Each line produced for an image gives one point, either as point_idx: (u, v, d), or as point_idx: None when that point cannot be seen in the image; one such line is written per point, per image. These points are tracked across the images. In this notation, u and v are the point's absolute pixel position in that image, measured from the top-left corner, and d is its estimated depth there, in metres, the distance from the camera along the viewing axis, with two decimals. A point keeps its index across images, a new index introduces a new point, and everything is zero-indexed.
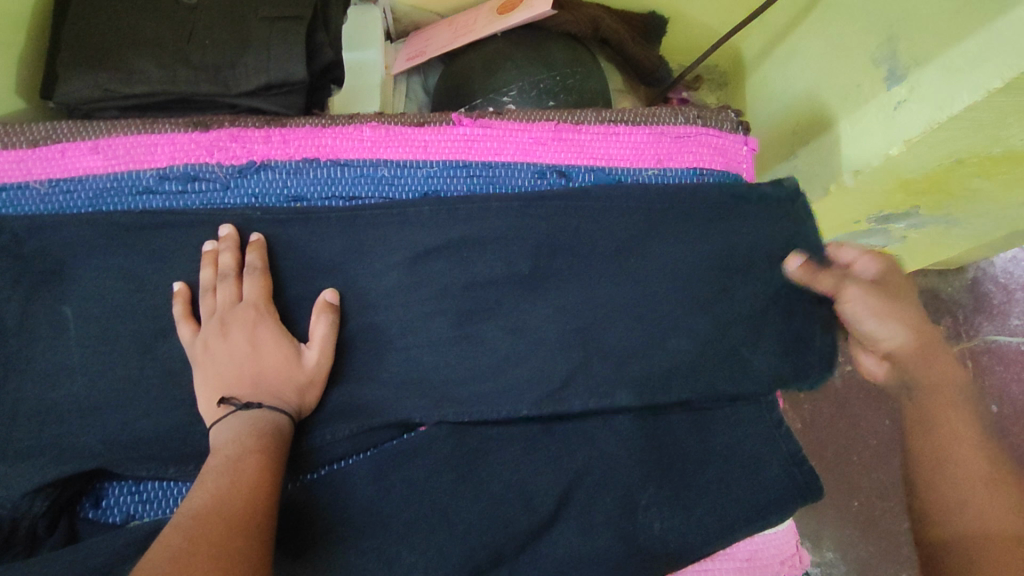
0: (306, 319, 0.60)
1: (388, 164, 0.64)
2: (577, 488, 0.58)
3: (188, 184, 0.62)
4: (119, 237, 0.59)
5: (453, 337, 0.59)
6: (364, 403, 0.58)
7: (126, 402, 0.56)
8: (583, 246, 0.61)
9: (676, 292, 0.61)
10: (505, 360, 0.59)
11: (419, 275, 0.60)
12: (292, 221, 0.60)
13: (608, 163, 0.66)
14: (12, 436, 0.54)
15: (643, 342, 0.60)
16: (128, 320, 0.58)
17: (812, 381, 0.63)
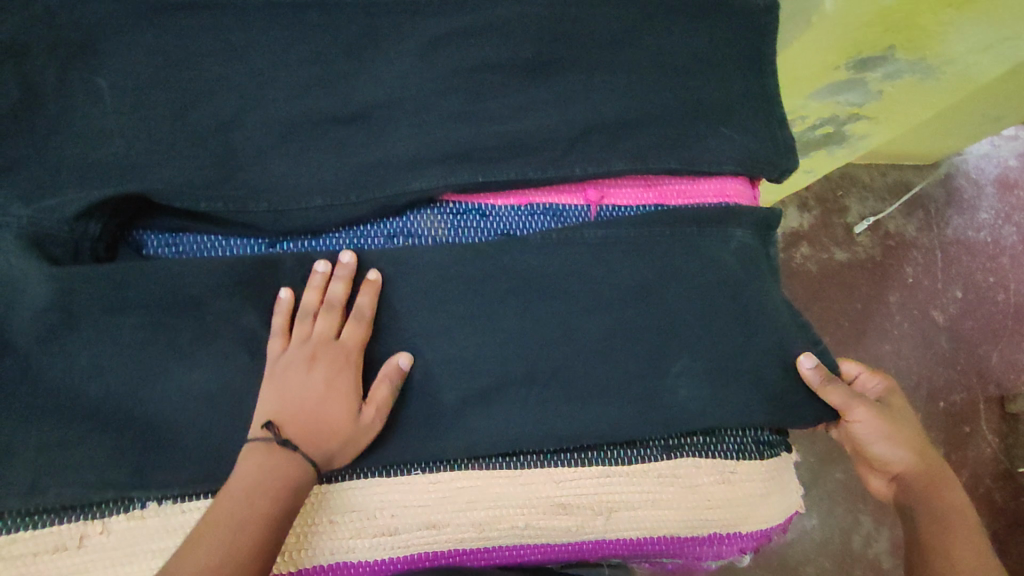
0: (324, 95, 0.64)
1: None
2: (575, 249, 0.64)
3: None
4: (149, 15, 0.63)
5: (463, 114, 0.65)
6: (381, 170, 0.62)
7: (164, 159, 0.60)
8: (582, 33, 0.68)
9: (666, 82, 0.68)
10: (506, 141, 0.64)
11: (430, 60, 0.65)
12: (309, 5, 0.65)
13: None
14: (56, 186, 0.58)
15: (636, 132, 0.66)
16: (162, 89, 0.62)
17: (781, 169, 0.70)
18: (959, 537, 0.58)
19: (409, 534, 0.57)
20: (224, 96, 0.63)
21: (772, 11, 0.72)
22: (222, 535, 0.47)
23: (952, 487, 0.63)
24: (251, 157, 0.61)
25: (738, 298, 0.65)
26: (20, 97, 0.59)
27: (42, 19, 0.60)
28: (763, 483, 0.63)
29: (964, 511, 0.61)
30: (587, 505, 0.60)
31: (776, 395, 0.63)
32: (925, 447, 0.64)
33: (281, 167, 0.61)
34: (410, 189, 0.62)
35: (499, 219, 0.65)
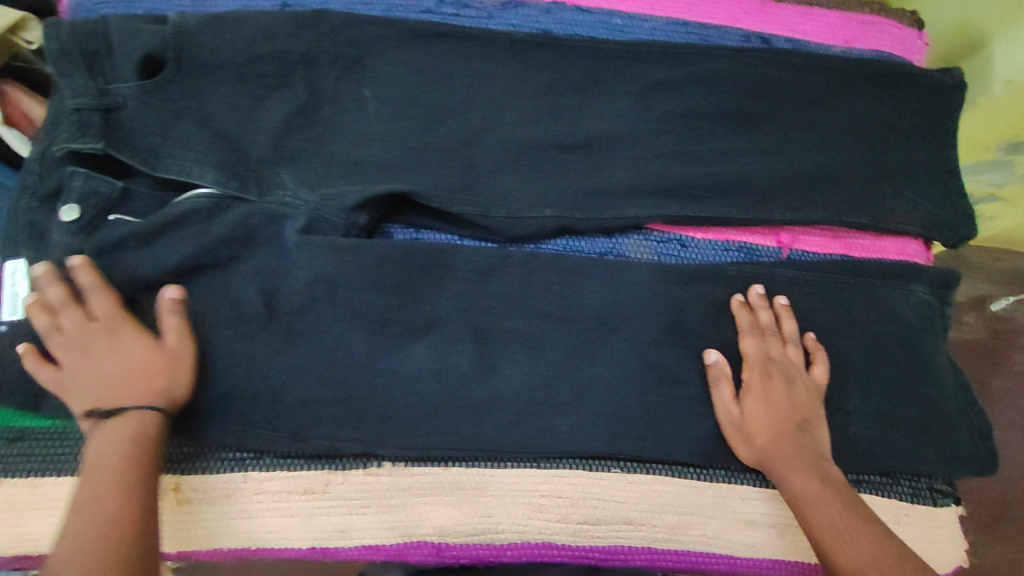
0: (554, 124, 0.72)
1: (622, 15, 0.76)
2: (771, 283, 0.69)
3: (461, 10, 0.74)
4: (412, 41, 0.72)
5: (674, 152, 0.72)
6: (603, 194, 0.70)
7: (415, 164, 0.69)
8: (784, 92, 0.74)
9: (858, 142, 0.74)
10: (710, 181, 0.71)
11: (645, 103, 0.73)
12: (547, 45, 0.73)
13: (804, 37, 0.77)
14: (328, 177, 0.67)
15: (824, 191, 0.72)
16: (416, 104, 0.71)
17: (961, 235, 0.74)
18: (821, 521, 0.55)
19: (608, 526, 0.62)
20: (468, 116, 0.71)
21: (959, 89, 0.77)
22: (108, 504, 0.49)
23: (807, 463, 0.60)
24: (487, 172, 0.70)
25: (913, 350, 0.69)
26: (305, 99, 0.69)
27: (328, 37, 0.70)
28: (936, 529, 0.67)
29: (823, 487, 0.58)
30: (771, 523, 0.64)
31: (942, 442, 0.67)
32: (784, 426, 0.61)
33: (512, 182, 0.70)
34: (627, 215, 0.69)
35: (696, 252, 0.72)
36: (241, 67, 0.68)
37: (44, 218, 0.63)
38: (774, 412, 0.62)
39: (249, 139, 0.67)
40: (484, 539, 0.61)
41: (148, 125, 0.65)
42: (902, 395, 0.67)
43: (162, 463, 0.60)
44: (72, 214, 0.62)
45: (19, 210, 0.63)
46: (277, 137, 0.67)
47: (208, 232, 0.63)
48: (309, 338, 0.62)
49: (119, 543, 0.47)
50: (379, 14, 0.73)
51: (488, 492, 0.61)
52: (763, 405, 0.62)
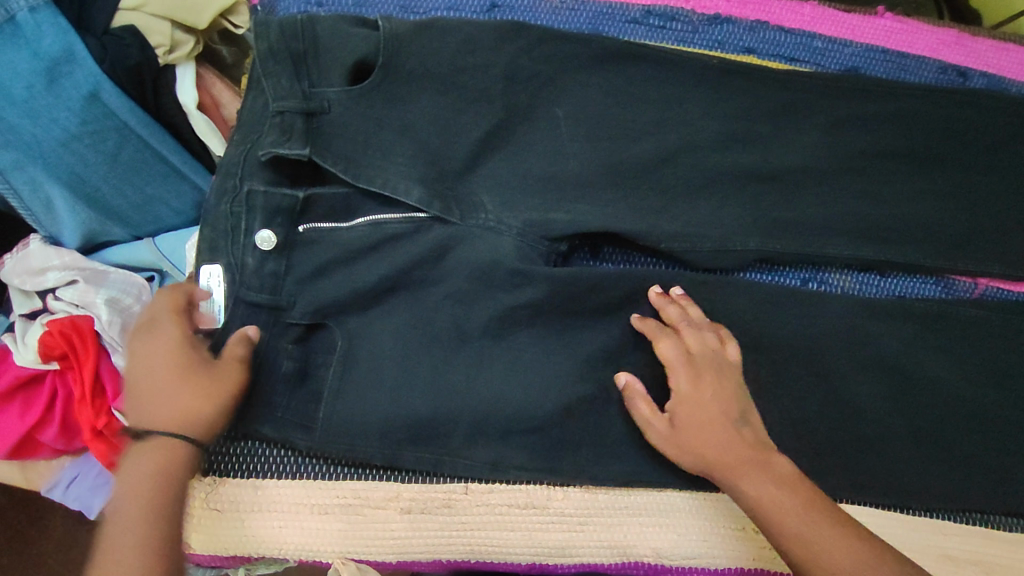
0: (747, 155, 0.69)
1: (823, 38, 0.76)
2: (959, 328, 0.68)
3: (668, 22, 0.75)
4: (607, 60, 0.70)
5: (861, 194, 0.70)
6: (802, 231, 0.67)
7: (611, 188, 0.66)
8: (968, 135, 0.73)
9: None
10: (903, 226, 0.69)
11: (838, 137, 0.71)
12: (742, 72, 0.71)
13: (1000, 73, 0.78)
14: (528, 196, 0.64)
15: (1013, 240, 0.71)
16: (609, 125, 0.68)
17: None
18: (786, 528, 0.52)
19: None
20: (664, 137, 0.68)
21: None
22: (128, 562, 0.46)
23: (759, 466, 0.54)
24: (683, 196, 0.67)
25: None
26: (502, 116, 0.66)
27: (524, 53, 0.68)
28: None
29: (795, 501, 0.53)
30: (966, 560, 0.66)
31: None
32: (721, 430, 0.56)
33: (708, 209, 0.66)
34: (824, 252, 0.67)
35: (893, 281, 0.71)
36: (445, 77, 0.65)
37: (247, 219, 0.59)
38: (705, 417, 0.56)
39: (449, 154, 0.64)
40: (701, 563, 0.60)
41: (349, 133, 0.62)
42: None
43: (378, 471, 0.59)
44: (267, 243, 0.59)
45: (220, 214, 0.60)
46: (475, 152, 0.65)
47: (410, 252, 0.62)
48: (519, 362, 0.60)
49: (142, 550, 0.47)
50: (586, 30, 0.73)
51: (701, 517, 0.60)
52: (699, 411, 0.57)
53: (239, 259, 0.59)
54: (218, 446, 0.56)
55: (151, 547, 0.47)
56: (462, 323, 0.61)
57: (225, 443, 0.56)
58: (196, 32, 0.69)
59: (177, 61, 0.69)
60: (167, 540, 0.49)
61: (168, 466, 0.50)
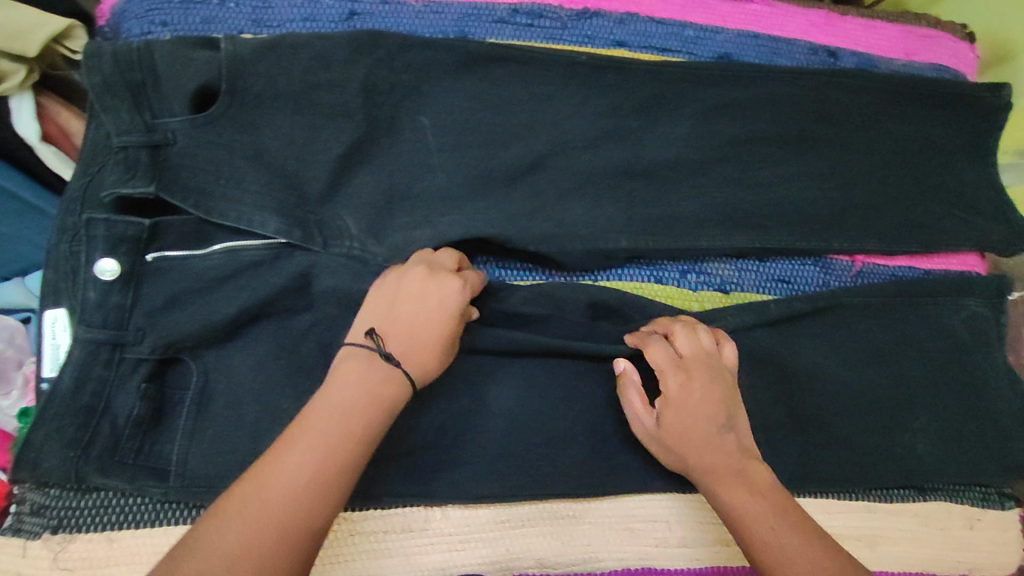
0: (620, 151, 0.68)
1: (694, 26, 0.75)
2: (830, 308, 0.69)
3: (535, 20, 0.72)
4: (471, 63, 0.67)
5: (737, 181, 0.70)
6: (674, 226, 0.67)
7: (479, 197, 0.65)
8: (840, 116, 0.73)
9: (908, 167, 0.74)
10: (778, 210, 0.70)
11: (710, 126, 0.70)
12: (610, 68, 0.69)
13: (868, 51, 0.79)
14: (391, 213, 0.63)
15: (882, 214, 0.72)
16: (476, 131, 0.66)
17: (1017, 249, 0.76)
18: (764, 546, 0.50)
19: (706, 548, 0.62)
20: (531, 141, 0.67)
21: (1004, 111, 0.77)
22: (322, 455, 0.44)
23: (739, 475, 0.54)
24: (554, 200, 0.66)
25: (963, 364, 0.71)
26: (363, 130, 0.63)
27: (383, 62, 0.64)
28: (1002, 530, 0.70)
29: (775, 518, 0.51)
30: (853, 535, 0.66)
31: (998, 459, 0.70)
32: (711, 429, 0.54)
33: (579, 211, 0.66)
34: (698, 245, 0.67)
35: (773, 265, 0.71)
36: (296, 95, 0.61)
37: (90, 259, 0.56)
38: (696, 419, 0.55)
39: (304, 175, 0.61)
40: (585, 568, 0.61)
41: (198, 161, 0.58)
42: (959, 416, 0.70)
43: None
44: (109, 274, 0.56)
45: (60, 255, 0.57)
46: (336, 173, 0.62)
47: (270, 282, 0.59)
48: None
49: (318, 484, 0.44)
50: (451, 35, 0.69)
51: (586, 520, 0.61)
52: (688, 413, 0.55)
53: (81, 296, 0.56)
54: (64, 500, 0.55)
55: (327, 472, 0.44)
56: (330, 346, 0.60)
57: (72, 497, 0.56)
58: (29, 59, 0.64)
59: (11, 92, 0.63)
60: (334, 460, 0.45)
61: (375, 400, 0.47)
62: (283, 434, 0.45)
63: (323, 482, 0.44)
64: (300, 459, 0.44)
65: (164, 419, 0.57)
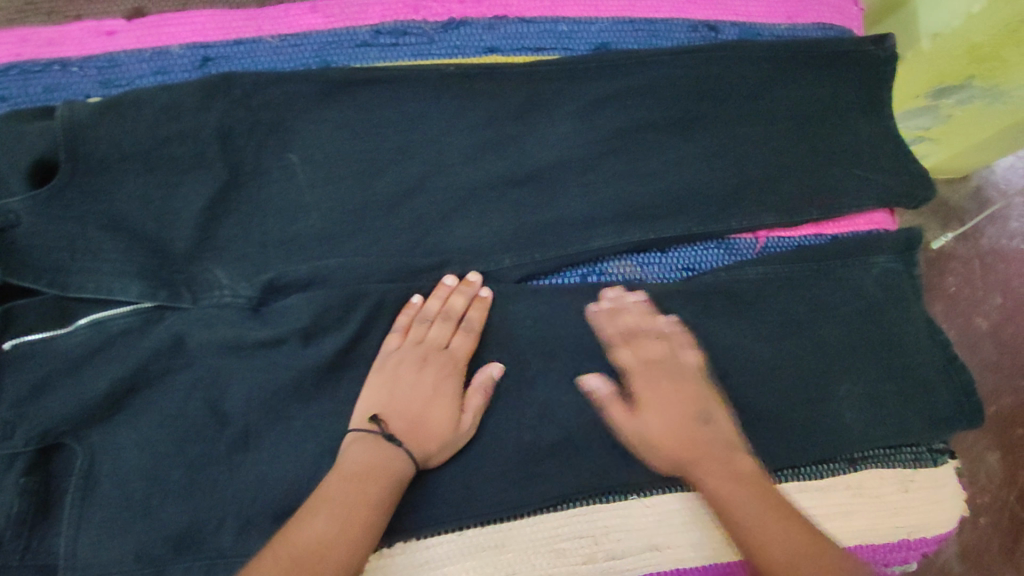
0: (500, 161, 0.66)
1: (566, 20, 0.72)
2: (737, 288, 0.68)
3: (400, 38, 0.69)
4: (333, 94, 0.65)
5: (625, 173, 0.68)
6: (562, 230, 0.65)
7: (357, 230, 0.62)
8: (722, 92, 0.71)
9: (800, 133, 0.72)
10: (672, 196, 0.67)
11: (590, 122, 0.68)
12: (481, 75, 0.67)
13: (749, 19, 0.76)
14: (266, 260, 0.60)
15: (782, 184, 0.70)
16: (346, 162, 0.64)
17: (921, 199, 0.73)
18: (745, 524, 0.52)
19: (635, 557, 0.61)
20: (408, 164, 0.65)
21: (892, 61, 0.75)
22: (359, 513, 0.50)
23: (722, 462, 0.55)
24: (438, 222, 0.64)
25: (879, 323, 0.70)
26: (226, 179, 0.60)
27: (240, 104, 0.62)
28: (937, 489, 0.68)
29: (752, 501, 0.52)
30: None
31: (924, 415, 0.69)
32: (676, 407, 0.57)
33: (464, 230, 0.64)
34: (591, 247, 0.65)
35: (676, 253, 0.70)
36: (146, 153, 0.59)
37: None
38: (652, 391, 0.58)
39: (169, 235, 0.58)
40: None
41: (50, 239, 0.55)
42: (883, 380, 0.68)
43: None
44: None
45: None
46: (203, 225, 0.59)
47: (142, 351, 0.56)
48: (285, 436, 0.56)
49: (333, 545, 0.48)
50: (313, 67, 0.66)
51: (510, 548, 0.60)
52: (636, 382, 0.58)
53: None
54: None
55: (346, 540, 0.49)
56: (219, 408, 0.56)
57: None
58: None
59: None
60: (352, 523, 0.50)
61: (385, 475, 0.53)
62: (302, 511, 0.50)
63: (336, 540, 0.48)
64: (319, 524, 0.49)
65: (54, 508, 0.55)
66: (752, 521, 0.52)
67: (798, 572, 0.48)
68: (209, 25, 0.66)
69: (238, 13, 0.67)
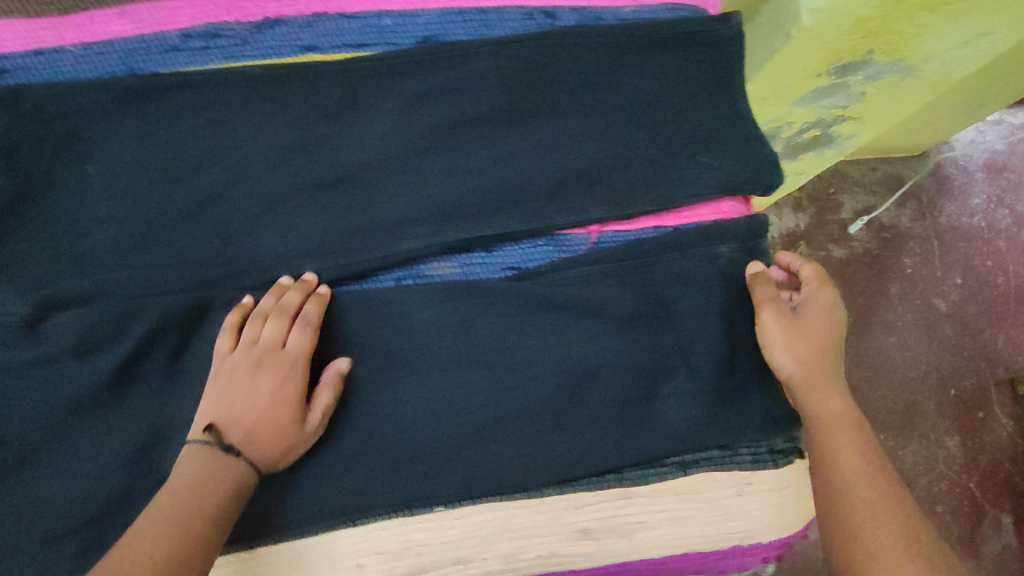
0: (309, 163, 0.64)
1: (391, 14, 0.68)
2: (563, 288, 0.65)
3: (211, 41, 0.66)
4: (132, 102, 0.62)
5: (444, 170, 0.65)
6: (372, 233, 0.63)
7: (154, 241, 0.61)
8: (553, 80, 0.67)
9: (641, 121, 0.68)
10: (491, 193, 0.65)
11: (407, 118, 0.65)
12: (291, 76, 0.65)
13: (592, 3, 0.70)
14: (56, 275, 0.59)
15: (614, 176, 0.66)
16: (145, 171, 0.62)
17: (769, 184, 0.69)
18: (848, 494, 0.56)
19: (439, 571, 0.60)
20: (210, 170, 0.63)
21: (739, 40, 0.69)
22: (194, 530, 0.50)
23: (843, 432, 0.60)
24: (241, 230, 0.62)
25: (723, 320, 0.66)
26: (13, 195, 0.60)
27: (29, 118, 0.61)
28: (778, 492, 0.64)
29: (881, 473, 0.57)
30: (608, 528, 0.62)
31: (767, 416, 0.65)
32: (254, 407, 0.56)
33: (268, 238, 0.62)
34: (399, 250, 0.62)
35: (503, 252, 0.66)
36: None
37: None
38: (245, 391, 0.56)
39: None
40: None
41: None
42: (722, 379, 0.65)
43: None
44: None
45: None
46: None
47: None
48: (68, 453, 0.56)
49: (172, 560, 0.47)
50: (117, 75, 0.64)
51: (307, 565, 0.60)
52: (262, 378, 0.57)
53: None
54: None
55: (164, 556, 0.47)
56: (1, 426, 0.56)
57: None
58: None
59: None
60: (191, 537, 0.49)
61: (222, 488, 0.52)
62: (128, 534, 0.49)
63: (177, 557, 0.48)
64: (142, 547, 0.48)
65: None
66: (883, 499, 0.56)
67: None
68: (7, 34, 0.63)
69: (36, 19, 0.63)
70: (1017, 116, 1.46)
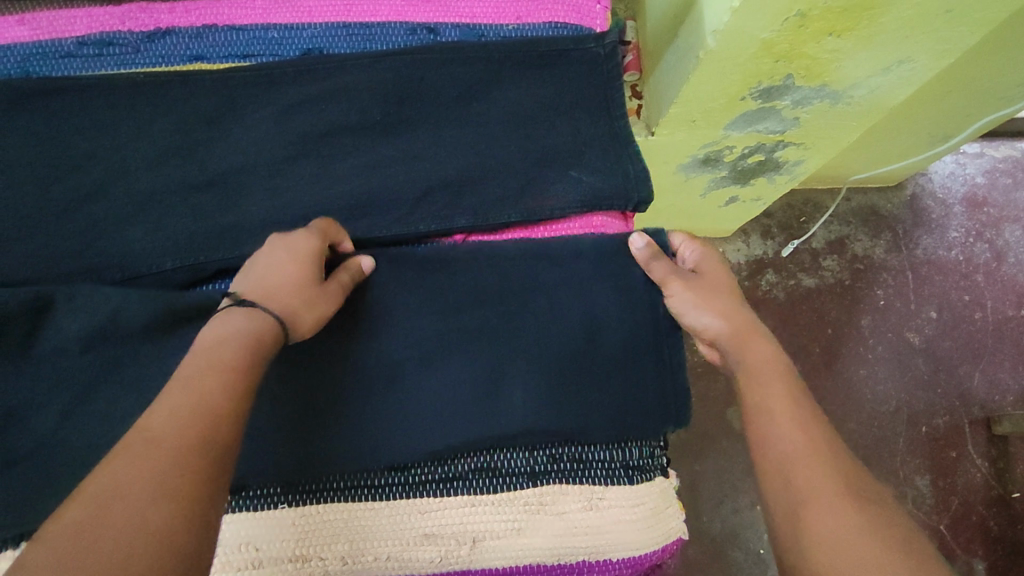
0: (182, 165, 0.67)
1: (278, 27, 0.71)
2: (421, 294, 0.66)
3: (105, 49, 0.69)
4: (20, 102, 0.66)
5: (315, 176, 0.67)
6: (236, 233, 0.65)
7: (26, 234, 0.64)
8: (427, 93, 0.70)
9: (511, 132, 0.69)
10: (356, 199, 0.66)
11: (282, 126, 0.68)
12: (172, 83, 0.68)
13: (472, 21, 0.74)
14: None
15: (481, 186, 0.68)
16: (26, 167, 0.65)
17: (635, 201, 0.68)
18: (789, 444, 0.53)
19: (276, 568, 0.59)
20: (89, 169, 0.66)
21: (612, 58, 0.72)
22: (215, 390, 0.45)
23: (778, 380, 0.57)
24: (112, 225, 0.65)
25: (581, 329, 0.66)
26: None
27: None
28: (632, 509, 0.64)
29: (819, 424, 0.54)
30: (450, 534, 0.62)
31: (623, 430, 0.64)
32: (291, 271, 0.55)
33: (137, 235, 0.64)
34: (258, 249, 0.64)
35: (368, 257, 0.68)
36: None
37: None
38: (286, 257, 0.56)
39: None
40: None
41: None
42: (576, 389, 0.64)
43: None
44: None
45: None
46: None
47: None
48: None
49: (195, 419, 0.43)
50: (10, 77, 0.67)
51: None
52: (290, 249, 0.56)
53: None
54: None
55: (214, 414, 0.44)
56: None
57: None
58: None
59: None
60: (217, 395, 0.45)
61: (251, 343, 0.49)
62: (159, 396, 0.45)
63: (202, 418, 0.43)
64: (171, 407, 0.43)
65: None
66: (830, 448, 0.52)
67: (837, 515, 0.48)
68: None
69: None
70: (999, 150, 1.42)
